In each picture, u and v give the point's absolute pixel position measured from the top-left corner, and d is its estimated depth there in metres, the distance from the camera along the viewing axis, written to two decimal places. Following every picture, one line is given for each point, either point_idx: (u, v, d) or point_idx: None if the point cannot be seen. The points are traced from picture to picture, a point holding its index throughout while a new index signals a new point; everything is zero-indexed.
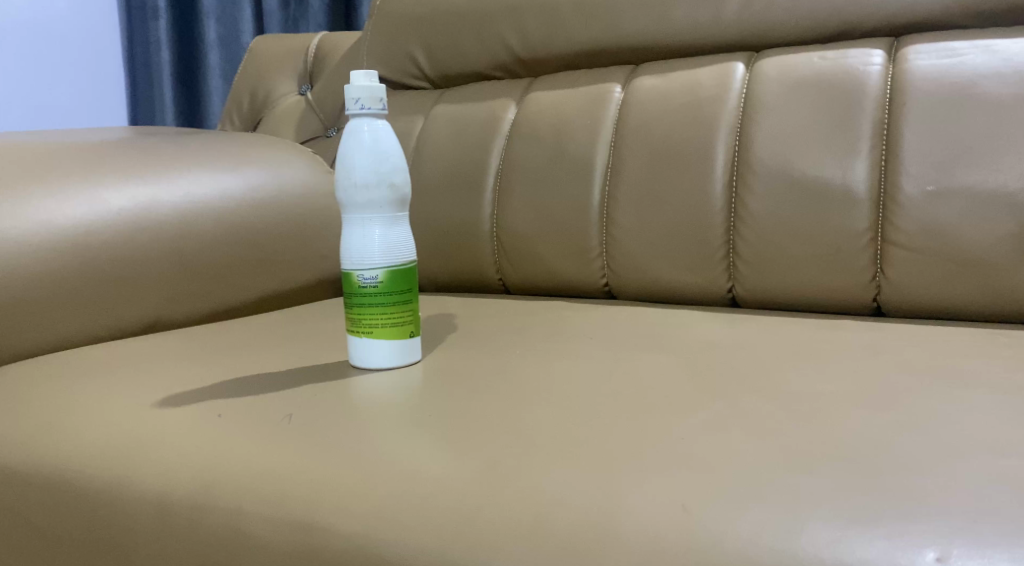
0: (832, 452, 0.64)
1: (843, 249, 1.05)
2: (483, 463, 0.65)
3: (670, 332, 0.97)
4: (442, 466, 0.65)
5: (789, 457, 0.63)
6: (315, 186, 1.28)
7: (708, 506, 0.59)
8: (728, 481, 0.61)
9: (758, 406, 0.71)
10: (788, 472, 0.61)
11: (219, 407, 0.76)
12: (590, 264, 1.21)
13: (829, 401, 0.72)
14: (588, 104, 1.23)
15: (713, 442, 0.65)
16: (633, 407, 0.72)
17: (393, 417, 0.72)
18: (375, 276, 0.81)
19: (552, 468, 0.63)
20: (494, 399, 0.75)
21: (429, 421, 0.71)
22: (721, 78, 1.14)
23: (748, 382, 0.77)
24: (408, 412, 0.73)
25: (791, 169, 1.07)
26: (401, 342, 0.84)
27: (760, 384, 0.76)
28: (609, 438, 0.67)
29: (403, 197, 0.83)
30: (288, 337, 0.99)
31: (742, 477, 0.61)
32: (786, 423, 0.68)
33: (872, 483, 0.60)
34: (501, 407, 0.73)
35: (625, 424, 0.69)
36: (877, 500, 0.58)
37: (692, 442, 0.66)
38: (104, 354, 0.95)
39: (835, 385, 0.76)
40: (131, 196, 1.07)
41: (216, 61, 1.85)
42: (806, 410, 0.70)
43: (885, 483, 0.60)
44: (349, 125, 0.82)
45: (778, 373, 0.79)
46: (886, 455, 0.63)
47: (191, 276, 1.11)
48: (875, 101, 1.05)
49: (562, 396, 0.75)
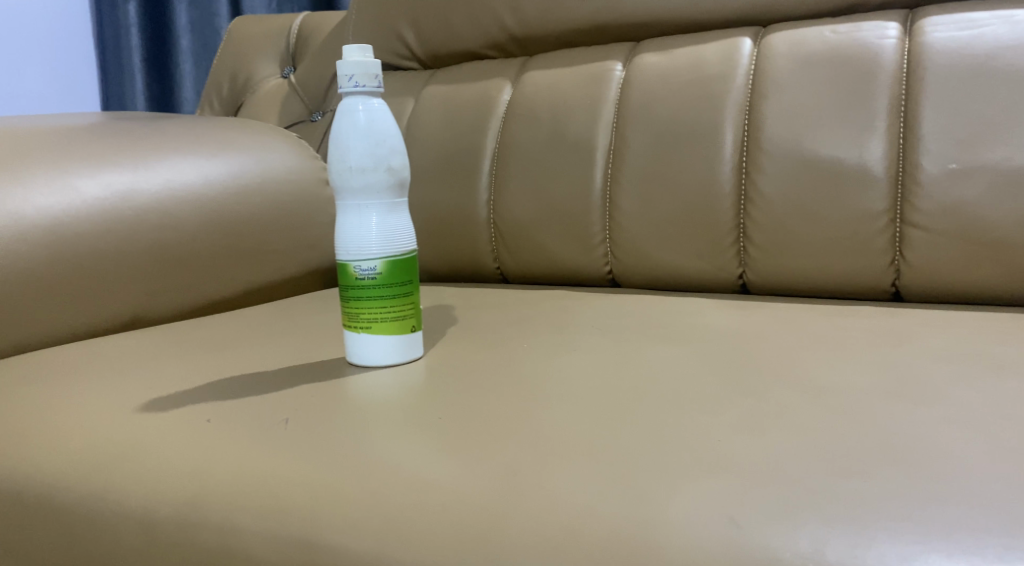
0: (885, 454, 0.59)
1: (861, 231, 1.00)
2: (504, 470, 0.59)
3: (682, 321, 0.92)
4: (457, 474, 0.59)
5: (835, 460, 0.58)
6: (302, 171, 1.21)
7: (760, 518, 0.54)
8: (777, 489, 0.56)
9: (795, 402, 0.66)
10: (835, 476, 0.57)
11: (209, 410, 0.70)
12: (592, 251, 1.16)
13: (868, 393, 0.67)
14: (588, 83, 1.17)
15: (752, 443, 0.60)
16: (658, 404, 0.67)
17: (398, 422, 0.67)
18: (373, 267, 0.75)
19: (581, 475, 0.58)
20: (506, 399, 0.70)
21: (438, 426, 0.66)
22: (728, 54, 1.09)
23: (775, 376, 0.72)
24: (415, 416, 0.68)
25: (803, 148, 1.02)
26: (401, 338, 0.78)
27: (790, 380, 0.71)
28: (637, 440, 0.62)
29: (401, 181, 0.77)
30: (277, 333, 0.93)
31: (791, 482, 0.56)
32: (828, 421, 0.63)
33: (936, 490, 0.55)
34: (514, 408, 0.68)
35: (653, 425, 0.64)
36: (944, 509, 0.54)
37: (729, 444, 0.61)
38: (81, 353, 0.89)
39: (872, 376, 0.71)
40: (108, 183, 1.00)
41: (187, 45, 1.78)
42: (844, 405, 0.65)
43: (947, 489, 0.55)
44: (342, 104, 0.76)
45: (805, 365, 0.74)
46: (943, 457, 0.58)
47: (172, 268, 1.05)
48: (892, 76, 1.00)
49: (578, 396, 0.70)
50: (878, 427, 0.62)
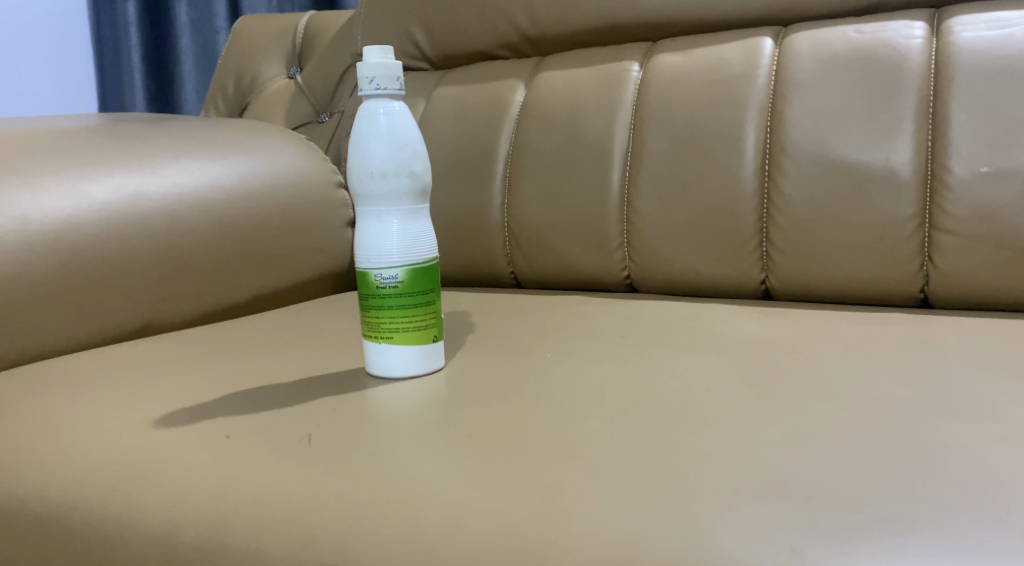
0: (937, 485, 0.57)
1: (888, 236, 0.98)
2: (543, 495, 0.58)
3: (707, 328, 0.90)
4: (495, 500, 0.58)
5: (886, 491, 0.57)
6: (312, 173, 1.19)
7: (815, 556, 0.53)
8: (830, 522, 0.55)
9: (838, 424, 0.64)
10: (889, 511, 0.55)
11: (227, 425, 0.68)
12: (610, 256, 1.13)
13: (911, 413, 0.66)
14: (605, 84, 1.14)
15: (798, 470, 0.59)
16: (696, 423, 0.65)
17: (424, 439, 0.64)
18: (394, 275, 0.73)
19: (624, 505, 0.57)
20: (536, 413, 0.67)
21: (466, 442, 0.64)
22: (749, 54, 1.06)
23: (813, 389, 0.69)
24: (442, 433, 0.65)
25: (828, 150, 1.00)
26: (423, 348, 0.76)
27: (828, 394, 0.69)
28: (678, 464, 0.60)
29: (423, 186, 0.75)
30: (291, 341, 0.90)
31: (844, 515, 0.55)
32: (874, 445, 0.61)
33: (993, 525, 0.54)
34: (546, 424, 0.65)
35: (693, 447, 0.62)
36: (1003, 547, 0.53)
37: (774, 470, 0.59)
38: (89, 362, 0.86)
39: (913, 391, 0.69)
40: (116, 187, 0.98)
41: (188, 45, 1.75)
42: (889, 427, 0.64)
43: (1005, 525, 0.54)
44: (363, 107, 0.74)
45: (842, 377, 0.72)
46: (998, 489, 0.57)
47: (181, 274, 1.02)
48: (919, 77, 0.98)
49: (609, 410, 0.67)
50: (927, 454, 0.60)
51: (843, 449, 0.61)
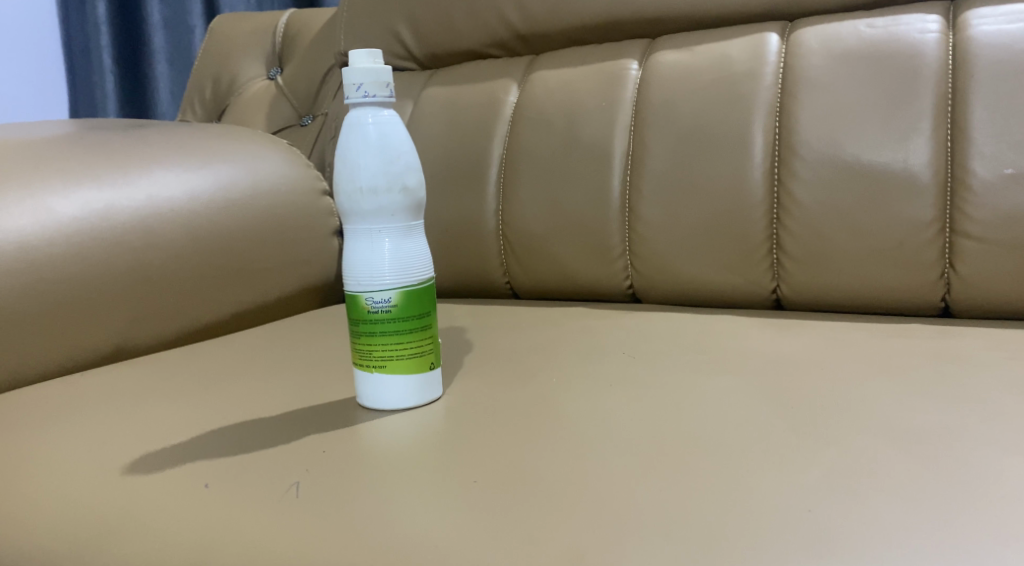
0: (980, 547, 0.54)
1: (907, 243, 0.93)
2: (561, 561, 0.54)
3: (720, 345, 0.84)
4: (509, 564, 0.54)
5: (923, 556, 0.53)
6: (295, 181, 1.12)
7: None
8: None
9: (869, 470, 0.60)
10: None
11: (207, 470, 0.63)
12: (611, 265, 1.08)
13: (946, 456, 0.61)
14: (602, 83, 1.09)
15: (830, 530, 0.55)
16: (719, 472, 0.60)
17: (427, 498, 0.59)
18: (387, 299, 0.67)
19: None
20: (547, 464, 0.62)
21: (471, 496, 0.59)
22: (755, 51, 1.01)
23: (846, 434, 0.64)
24: (447, 489, 0.60)
25: (841, 152, 0.95)
26: (420, 376, 0.70)
27: (865, 437, 0.64)
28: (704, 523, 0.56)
29: (417, 202, 0.69)
30: (276, 364, 0.84)
31: None
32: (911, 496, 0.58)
33: None
34: (560, 480, 0.60)
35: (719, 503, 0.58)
36: None
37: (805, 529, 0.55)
38: (58, 394, 0.80)
39: (947, 430, 0.64)
40: (84, 202, 0.91)
41: (161, 45, 1.68)
42: (921, 476, 0.59)
43: None
44: (349, 116, 0.68)
45: (877, 415, 0.67)
46: None
47: (157, 292, 0.96)
48: (937, 72, 0.92)
49: (628, 461, 0.62)
50: (966, 510, 0.56)
51: (875, 500, 0.57)
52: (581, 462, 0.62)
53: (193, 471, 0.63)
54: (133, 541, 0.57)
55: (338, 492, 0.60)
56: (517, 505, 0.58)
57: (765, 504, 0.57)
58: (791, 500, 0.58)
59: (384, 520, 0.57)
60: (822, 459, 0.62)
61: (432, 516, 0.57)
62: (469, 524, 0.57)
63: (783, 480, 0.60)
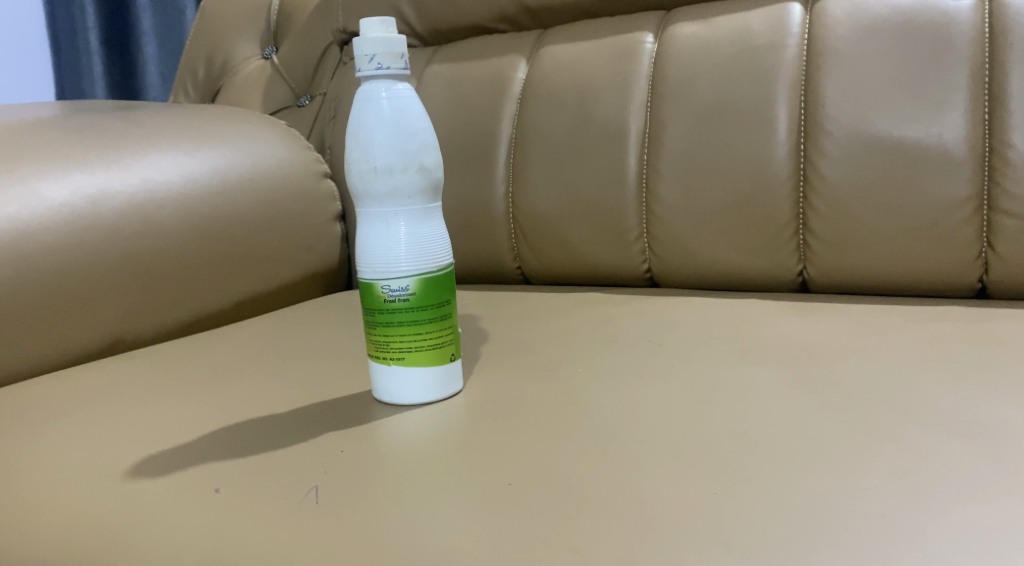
0: None
1: (942, 221, 0.89)
2: None
3: (751, 331, 0.80)
4: None
5: None
6: (295, 164, 1.07)
7: None
8: None
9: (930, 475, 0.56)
10: None
11: (217, 473, 0.59)
12: (628, 248, 1.03)
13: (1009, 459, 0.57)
14: (616, 57, 1.04)
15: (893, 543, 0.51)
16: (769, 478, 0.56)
17: (455, 505, 0.55)
18: (404, 287, 0.63)
19: None
20: (585, 469, 0.58)
21: (504, 506, 0.55)
22: (777, 21, 0.96)
23: (907, 435, 0.60)
24: (478, 494, 0.56)
25: (871, 127, 0.90)
26: (440, 369, 0.65)
27: (930, 438, 0.60)
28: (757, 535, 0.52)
29: (435, 182, 0.64)
30: (282, 357, 0.80)
31: None
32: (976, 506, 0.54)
33: None
34: (605, 486, 0.56)
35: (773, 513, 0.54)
36: None
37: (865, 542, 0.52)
38: (50, 393, 0.75)
39: (1008, 431, 0.60)
40: (75, 186, 0.86)
41: (149, 26, 1.64)
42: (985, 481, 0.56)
43: None
44: (361, 90, 0.63)
45: (935, 413, 0.63)
46: None
47: (154, 282, 0.91)
48: (972, 41, 0.87)
49: (673, 466, 0.58)
50: None
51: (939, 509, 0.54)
52: (622, 467, 0.58)
53: (201, 475, 0.59)
54: (137, 553, 0.53)
55: (360, 500, 0.56)
56: (553, 514, 0.54)
57: (832, 514, 0.54)
58: (857, 510, 0.54)
59: (411, 528, 0.53)
60: (883, 464, 0.58)
61: (462, 523, 0.53)
62: (507, 536, 0.53)
63: (847, 489, 0.56)
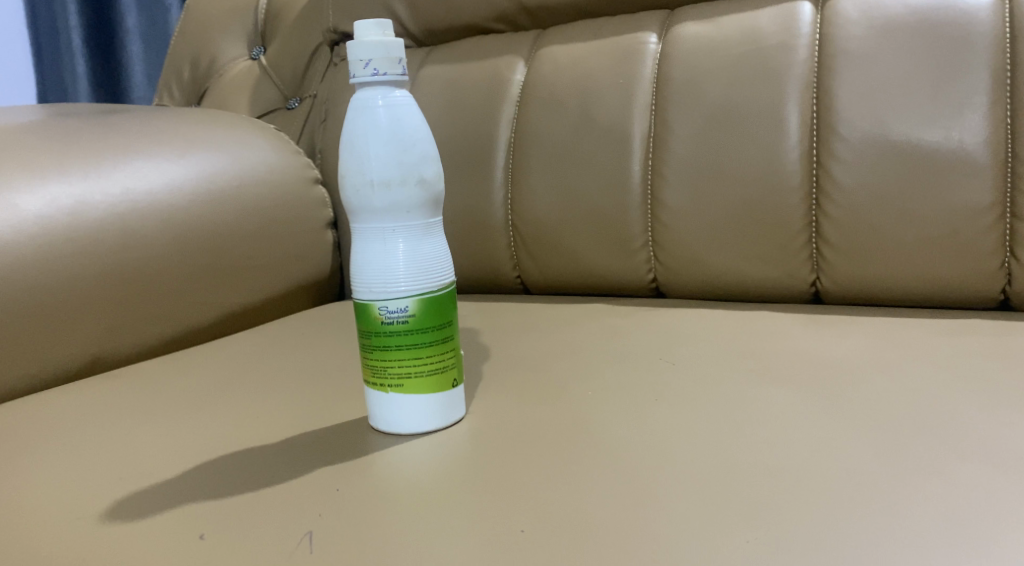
0: None
1: (962, 230, 0.85)
2: None
3: (767, 347, 0.76)
4: None
5: None
6: (284, 169, 1.03)
7: None
8: None
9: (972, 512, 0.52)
10: None
11: (203, 514, 0.55)
12: (633, 256, 0.99)
13: None
14: (618, 58, 0.99)
15: None
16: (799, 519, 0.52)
17: (462, 550, 0.51)
18: (403, 308, 0.58)
19: None
20: (603, 507, 0.54)
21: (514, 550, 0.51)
22: (787, 21, 0.92)
23: (945, 462, 0.57)
24: (486, 537, 0.52)
25: (886, 131, 0.86)
26: (441, 396, 0.61)
27: (971, 467, 0.56)
28: None
29: (436, 196, 0.60)
30: (273, 376, 0.76)
31: None
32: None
33: None
34: (627, 526, 0.52)
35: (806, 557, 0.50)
36: None
37: None
38: (27, 418, 0.71)
39: None
40: (50, 197, 0.81)
41: (134, 25, 1.59)
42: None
43: None
44: (355, 98, 0.59)
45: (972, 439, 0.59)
46: None
47: (136, 298, 0.87)
48: (992, 42, 0.83)
49: (694, 502, 0.54)
50: None
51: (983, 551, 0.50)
52: (640, 504, 0.54)
53: (186, 517, 0.55)
54: None
55: (360, 546, 0.51)
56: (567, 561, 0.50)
57: (871, 556, 0.50)
58: (897, 551, 0.50)
59: None
60: (921, 496, 0.54)
61: None
62: None
63: (887, 524, 0.52)
